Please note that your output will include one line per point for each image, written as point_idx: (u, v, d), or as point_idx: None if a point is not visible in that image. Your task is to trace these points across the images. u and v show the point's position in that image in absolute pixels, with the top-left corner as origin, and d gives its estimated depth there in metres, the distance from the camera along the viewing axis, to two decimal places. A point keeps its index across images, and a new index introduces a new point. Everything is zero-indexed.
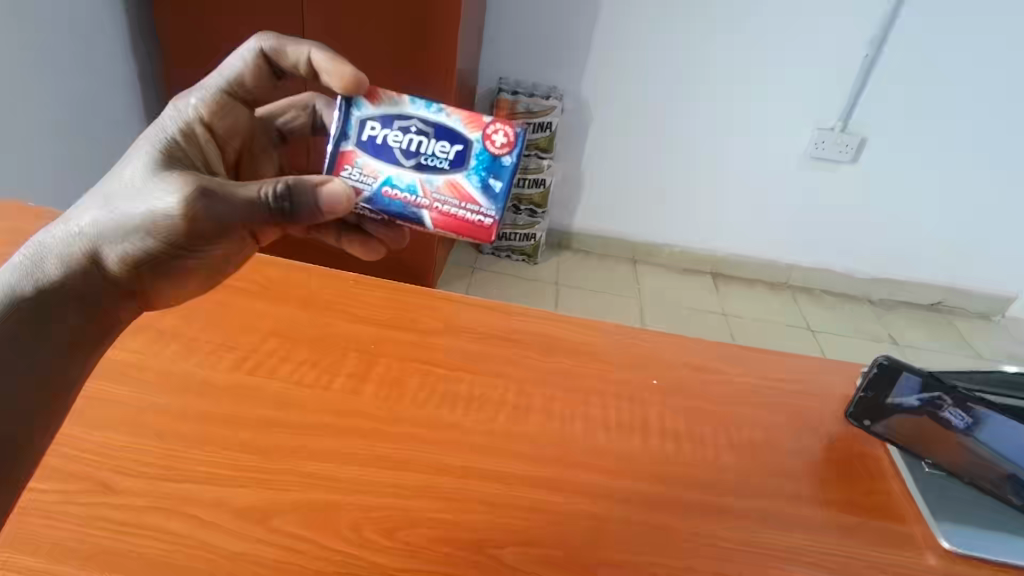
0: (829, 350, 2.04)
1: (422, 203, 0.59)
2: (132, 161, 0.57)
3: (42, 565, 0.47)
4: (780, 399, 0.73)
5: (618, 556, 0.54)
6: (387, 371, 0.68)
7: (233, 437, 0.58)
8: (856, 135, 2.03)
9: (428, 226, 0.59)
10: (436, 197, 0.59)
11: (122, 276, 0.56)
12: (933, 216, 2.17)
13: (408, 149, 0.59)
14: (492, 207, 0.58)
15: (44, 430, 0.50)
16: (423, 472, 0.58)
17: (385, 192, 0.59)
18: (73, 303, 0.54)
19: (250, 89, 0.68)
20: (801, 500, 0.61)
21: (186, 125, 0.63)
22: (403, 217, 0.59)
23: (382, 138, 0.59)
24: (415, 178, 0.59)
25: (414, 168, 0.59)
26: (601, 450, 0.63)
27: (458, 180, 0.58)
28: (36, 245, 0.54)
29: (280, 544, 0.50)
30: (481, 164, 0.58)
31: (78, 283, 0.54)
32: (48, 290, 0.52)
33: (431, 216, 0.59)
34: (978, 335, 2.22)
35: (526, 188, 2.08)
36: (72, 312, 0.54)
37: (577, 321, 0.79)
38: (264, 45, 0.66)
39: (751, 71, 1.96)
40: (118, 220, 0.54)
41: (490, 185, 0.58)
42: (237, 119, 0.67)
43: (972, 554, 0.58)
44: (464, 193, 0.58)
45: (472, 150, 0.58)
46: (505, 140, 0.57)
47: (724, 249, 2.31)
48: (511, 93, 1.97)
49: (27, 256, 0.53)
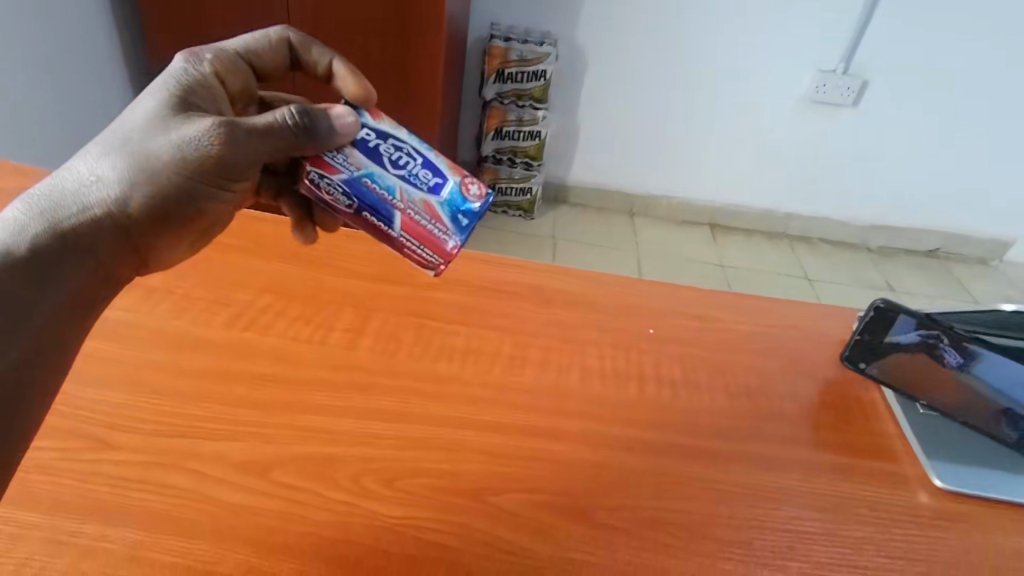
0: (827, 296, 2.05)
1: (395, 206, 0.55)
2: (135, 113, 0.54)
3: (44, 520, 0.47)
4: (775, 344, 0.73)
5: (617, 500, 0.54)
6: (382, 326, 0.67)
7: (229, 392, 0.58)
8: (858, 77, 1.97)
9: (395, 230, 0.56)
10: (408, 209, 0.55)
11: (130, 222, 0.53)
12: (933, 163, 2.15)
13: (393, 160, 0.56)
14: (456, 239, 0.56)
15: (46, 392, 0.48)
16: (421, 424, 0.58)
17: (362, 184, 0.55)
18: (81, 250, 0.51)
19: (263, 65, 0.64)
20: (795, 443, 0.62)
21: (197, 73, 0.58)
22: (371, 212, 0.56)
23: (372, 141, 0.56)
24: (394, 185, 0.55)
25: (395, 176, 0.56)
26: (597, 399, 0.64)
27: (432, 204, 0.56)
28: (33, 197, 0.51)
29: (281, 496, 0.51)
30: (455, 201, 0.56)
31: (85, 227, 0.51)
32: (54, 237, 0.49)
33: (402, 220, 0.55)
34: (975, 280, 2.22)
35: (521, 140, 2.05)
36: (81, 260, 0.51)
37: (574, 272, 0.79)
38: (292, 35, 0.65)
39: (750, 33, 1.92)
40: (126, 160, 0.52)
41: (459, 220, 0.56)
42: (246, 84, 0.63)
43: (961, 491, 0.59)
44: (435, 216, 0.55)
45: (450, 187, 0.56)
46: (478, 193, 0.56)
47: (724, 199, 2.28)
48: (503, 40, 1.91)
49: (26, 211, 0.50)
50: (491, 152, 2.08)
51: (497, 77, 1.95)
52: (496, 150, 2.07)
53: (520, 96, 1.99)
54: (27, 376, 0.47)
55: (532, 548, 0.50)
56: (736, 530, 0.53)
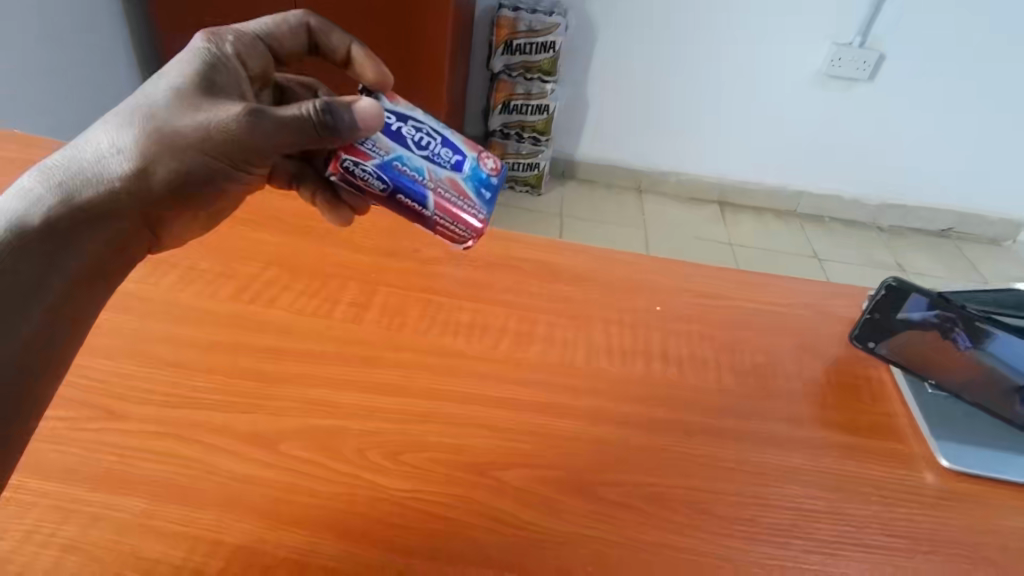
0: (834, 275, 2.03)
1: (425, 184, 0.54)
2: (155, 88, 0.52)
3: (52, 488, 0.48)
4: (783, 323, 0.73)
5: (620, 477, 0.54)
6: (388, 301, 0.67)
7: (235, 364, 0.58)
8: (875, 50, 1.92)
9: (429, 209, 0.54)
10: (439, 186, 0.54)
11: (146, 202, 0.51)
12: (948, 141, 2.11)
13: (418, 142, 0.55)
14: (484, 212, 0.56)
15: (51, 373, 0.48)
16: (426, 398, 0.58)
17: (395, 166, 0.54)
18: (97, 223, 0.50)
19: (281, 49, 0.63)
20: (801, 422, 0.62)
21: (219, 50, 0.56)
22: (403, 191, 0.54)
23: (394, 124, 0.55)
24: (424, 165, 0.54)
25: (423, 158, 0.55)
26: (603, 375, 0.63)
27: (458, 179, 0.55)
28: (49, 168, 0.50)
29: (286, 467, 0.51)
30: (478, 175, 0.56)
31: (102, 203, 0.50)
32: (68, 210, 0.48)
33: (434, 198, 0.54)
34: (987, 260, 2.20)
35: (529, 114, 2.02)
36: (96, 234, 0.50)
37: (581, 248, 0.79)
38: (310, 19, 0.64)
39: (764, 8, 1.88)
40: (145, 137, 0.51)
41: (486, 194, 0.56)
42: (267, 64, 0.61)
43: (968, 471, 0.58)
44: (463, 190, 0.55)
45: (470, 162, 0.56)
46: (494, 165, 0.57)
47: (733, 176, 2.26)
48: (512, 10, 1.87)
49: (41, 183, 0.49)
50: (498, 126, 2.06)
51: (505, 48, 1.92)
52: (504, 124, 2.05)
53: (528, 68, 1.95)
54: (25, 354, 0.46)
55: (537, 523, 0.50)
56: (740, 507, 0.54)
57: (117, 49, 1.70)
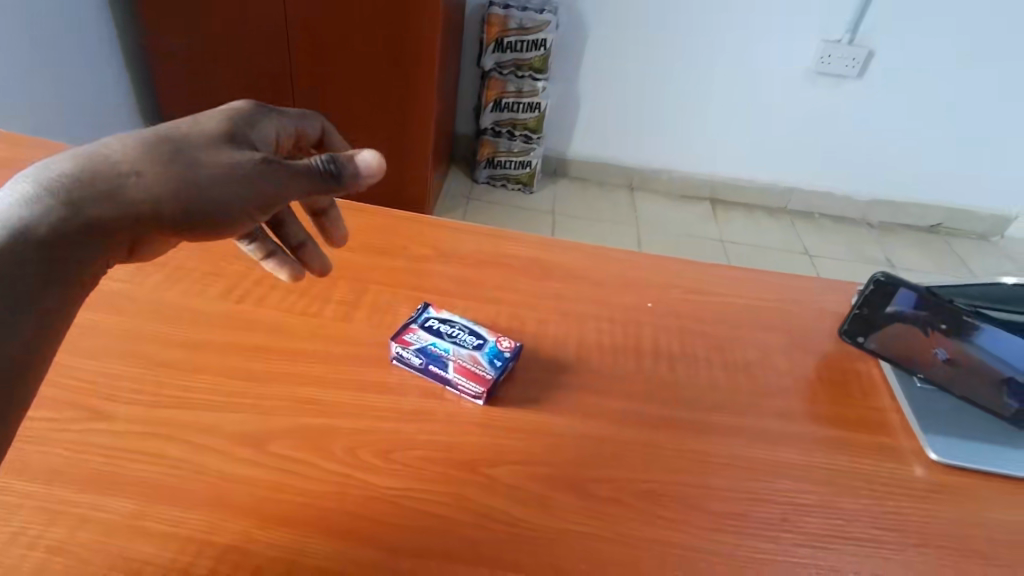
0: (825, 271, 2.05)
1: (448, 357, 0.59)
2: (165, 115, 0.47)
3: (38, 489, 0.47)
4: (772, 318, 0.73)
5: (612, 473, 0.54)
6: (379, 298, 0.67)
7: (225, 363, 0.58)
8: (864, 48, 1.93)
9: (449, 372, 0.58)
10: (458, 358, 0.59)
11: (140, 226, 0.42)
12: (936, 137, 2.12)
13: (450, 333, 0.62)
14: (493, 371, 0.59)
15: (28, 380, 0.38)
16: (418, 396, 0.58)
17: (426, 345, 0.60)
18: (86, 241, 0.40)
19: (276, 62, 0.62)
20: (790, 416, 0.62)
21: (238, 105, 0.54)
22: (430, 363, 0.59)
23: (434, 323, 0.63)
24: (448, 347, 0.60)
25: (450, 342, 0.61)
26: (593, 372, 0.63)
27: (477, 356, 0.60)
28: (33, 172, 0.41)
29: (276, 466, 0.51)
30: (492, 350, 0.61)
31: (92, 216, 0.40)
32: (58, 220, 0.39)
33: (455, 364, 0.59)
34: (975, 255, 2.22)
35: (520, 112, 2.02)
36: (84, 253, 0.40)
37: (571, 245, 0.79)
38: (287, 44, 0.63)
39: (753, 8, 1.89)
40: (153, 150, 0.43)
41: (500, 363, 0.60)
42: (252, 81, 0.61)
43: (956, 464, 0.59)
44: (475, 367, 0.59)
45: (487, 343, 0.61)
46: (510, 344, 0.62)
47: (724, 172, 2.27)
48: (503, 7, 1.87)
49: (24, 187, 0.40)
50: (489, 124, 2.06)
51: (496, 46, 1.92)
52: (495, 122, 2.05)
53: (520, 66, 1.95)
54: (4, 360, 0.37)
55: (529, 520, 0.50)
56: (731, 501, 0.54)
57: (103, 47, 1.69)
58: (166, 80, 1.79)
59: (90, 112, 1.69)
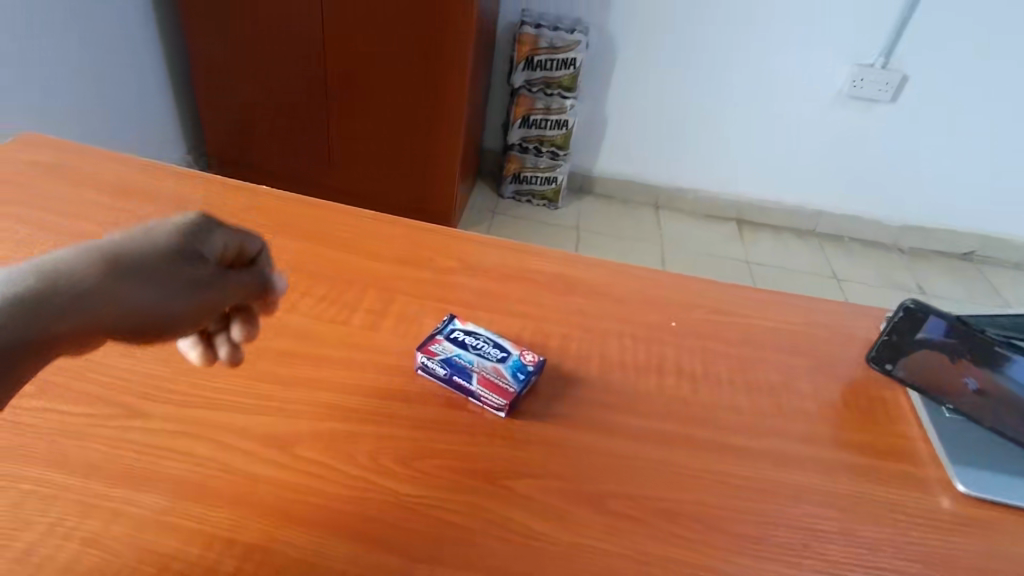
0: (853, 296, 2.01)
1: (472, 368, 0.60)
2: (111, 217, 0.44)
3: (73, 482, 0.49)
4: (798, 341, 0.73)
5: (631, 490, 0.54)
6: (405, 309, 0.69)
7: (255, 367, 0.60)
8: (897, 72, 1.92)
9: (472, 384, 0.59)
10: (482, 369, 0.60)
11: (89, 337, 0.39)
12: (970, 164, 2.09)
13: (474, 346, 0.63)
14: (516, 384, 0.59)
15: None
16: (440, 406, 0.59)
17: (451, 357, 0.61)
18: (36, 353, 0.36)
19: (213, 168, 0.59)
20: (813, 441, 0.61)
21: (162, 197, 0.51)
22: (454, 374, 0.60)
23: (459, 335, 0.64)
24: (473, 359, 0.61)
25: (474, 354, 0.62)
26: (614, 388, 0.63)
27: (500, 368, 0.61)
28: None
29: (300, 468, 0.52)
30: (516, 363, 0.61)
31: (50, 331, 0.37)
32: (11, 334, 0.35)
33: (478, 376, 0.59)
34: (1009, 285, 2.16)
35: (548, 129, 2.04)
36: (32, 361, 0.36)
37: (597, 263, 0.80)
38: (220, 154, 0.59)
39: (785, 31, 1.89)
40: (111, 265, 0.40)
41: (522, 376, 0.60)
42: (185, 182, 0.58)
43: (985, 497, 0.58)
44: (499, 379, 0.59)
45: (510, 356, 0.62)
46: (533, 358, 0.62)
47: (751, 194, 2.25)
48: (534, 27, 1.90)
49: None
50: (517, 140, 2.08)
51: (526, 64, 1.94)
52: (523, 138, 2.07)
53: (549, 83, 1.98)
54: None
55: (546, 533, 0.50)
56: (751, 525, 0.53)
57: (146, 57, 1.75)
58: (205, 90, 1.85)
59: (130, 119, 1.74)
